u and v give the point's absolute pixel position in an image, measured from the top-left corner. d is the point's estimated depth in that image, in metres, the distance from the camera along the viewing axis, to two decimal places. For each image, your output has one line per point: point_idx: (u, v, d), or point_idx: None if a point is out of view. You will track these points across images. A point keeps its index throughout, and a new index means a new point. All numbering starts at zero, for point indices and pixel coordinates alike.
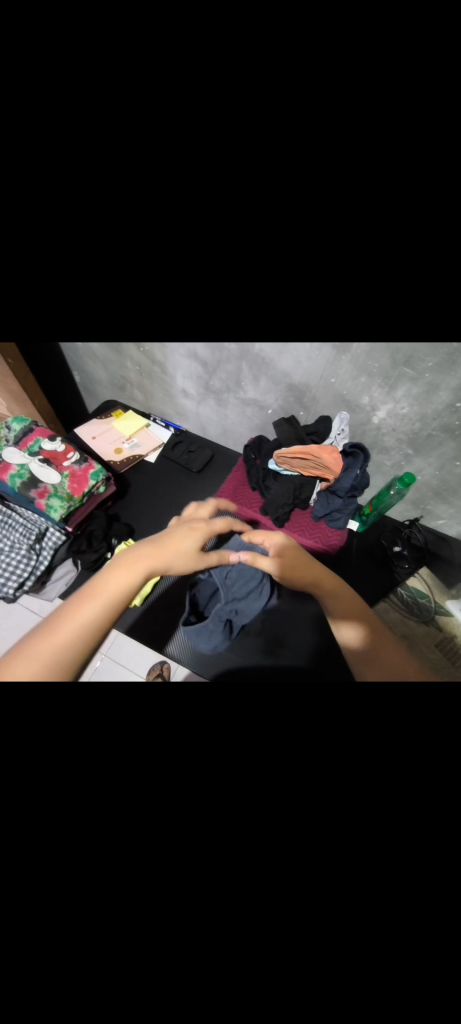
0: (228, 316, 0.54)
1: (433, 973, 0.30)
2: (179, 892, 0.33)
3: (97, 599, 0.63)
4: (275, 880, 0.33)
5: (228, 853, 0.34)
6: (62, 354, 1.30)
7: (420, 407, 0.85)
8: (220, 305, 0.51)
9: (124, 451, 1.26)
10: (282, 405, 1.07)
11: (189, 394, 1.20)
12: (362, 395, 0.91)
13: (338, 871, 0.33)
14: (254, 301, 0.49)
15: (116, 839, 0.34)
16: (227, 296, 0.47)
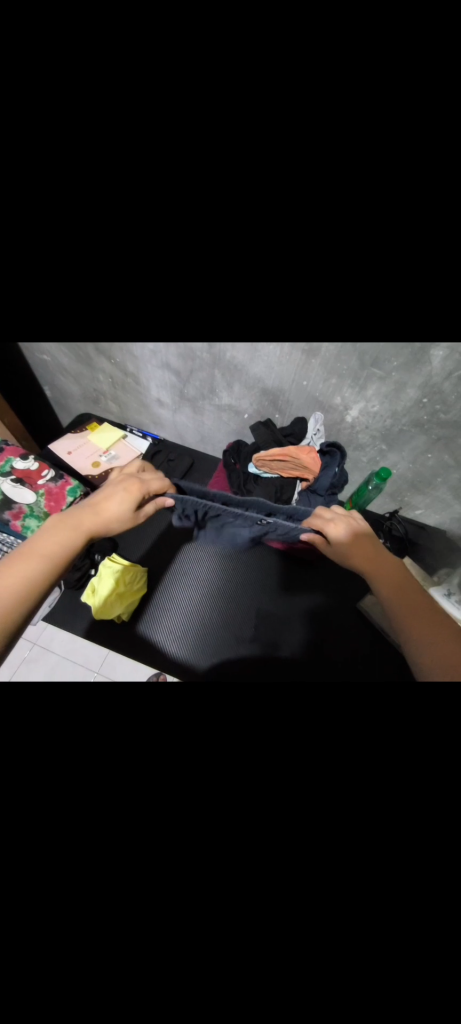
0: (196, 325, 0.54)
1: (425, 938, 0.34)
2: (195, 878, 0.38)
3: (37, 561, 0.65)
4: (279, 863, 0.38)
5: (235, 843, 0.39)
6: (30, 370, 1.27)
7: (390, 405, 0.88)
8: (187, 315, 0.51)
9: (102, 465, 1.24)
10: (257, 409, 1.08)
11: (164, 403, 1.19)
12: (334, 396, 0.93)
13: (330, 843, 0.37)
14: (221, 311, 0.49)
15: (129, 842, 0.39)
16: (193, 305, 0.47)
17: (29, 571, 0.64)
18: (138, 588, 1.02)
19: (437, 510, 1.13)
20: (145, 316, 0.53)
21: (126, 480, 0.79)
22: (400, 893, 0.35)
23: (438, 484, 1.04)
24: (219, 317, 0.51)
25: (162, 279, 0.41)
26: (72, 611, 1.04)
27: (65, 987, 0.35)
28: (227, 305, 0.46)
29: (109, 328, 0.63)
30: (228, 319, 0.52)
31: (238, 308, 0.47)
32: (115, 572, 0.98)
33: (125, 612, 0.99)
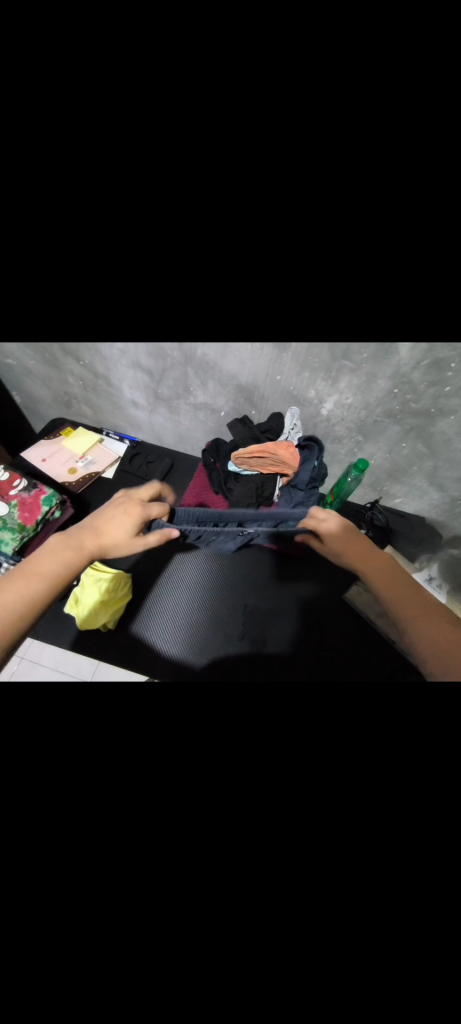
0: (159, 322, 0.53)
1: (410, 914, 0.37)
2: (187, 883, 0.39)
3: (31, 585, 0.66)
4: (269, 865, 0.39)
5: (227, 847, 0.40)
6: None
7: (363, 396, 0.89)
8: (149, 311, 0.50)
9: (79, 470, 1.21)
10: (233, 406, 1.07)
11: (139, 404, 1.17)
12: (308, 390, 0.93)
13: (315, 838, 0.40)
14: (182, 306, 0.48)
15: (121, 847, 0.40)
16: (154, 301, 0.46)
17: (29, 590, 0.66)
18: (122, 594, 1.00)
19: (415, 498, 1.15)
20: (105, 313, 0.51)
21: (132, 503, 0.77)
22: (371, 850, 0.39)
23: (414, 472, 1.06)
24: (181, 313, 0.50)
25: (117, 270, 0.41)
26: (56, 622, 1.02)
27: (69, 977, 0.37)
28: (187, 300, 0.46)
29: (72, 329, 0.61)
30: (191, 315, 0.51)
31: (200, 303, 0.46)
32: (98, 578, 0.97)
33: (111, 619, 0.98)
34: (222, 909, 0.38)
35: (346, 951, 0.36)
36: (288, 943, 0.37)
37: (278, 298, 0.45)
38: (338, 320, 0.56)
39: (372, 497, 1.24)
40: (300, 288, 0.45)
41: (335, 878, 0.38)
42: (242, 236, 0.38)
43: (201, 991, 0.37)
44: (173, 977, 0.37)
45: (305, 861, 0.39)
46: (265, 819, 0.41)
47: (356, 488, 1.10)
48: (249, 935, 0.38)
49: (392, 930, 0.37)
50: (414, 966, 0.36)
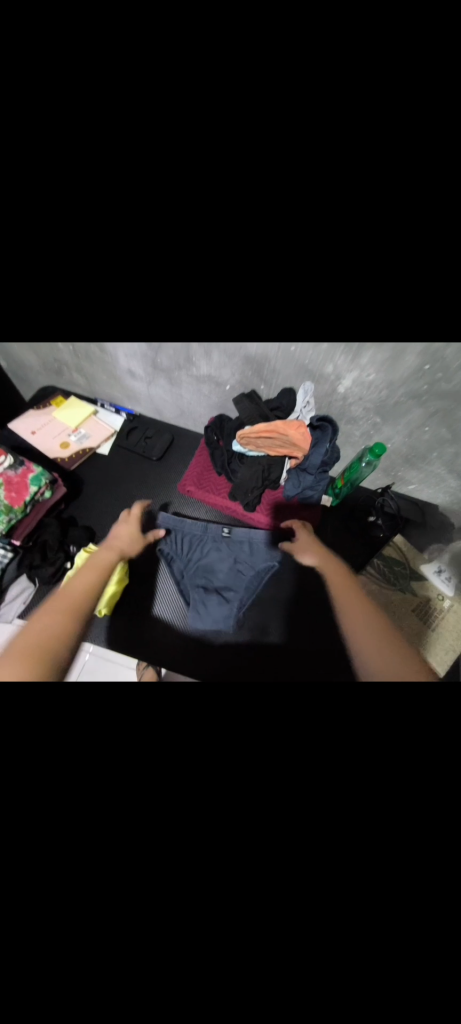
0: (157, 274, 0.43)
1: (421, 962, 0.34)
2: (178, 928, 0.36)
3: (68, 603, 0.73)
4: (268, 910, 0.36)
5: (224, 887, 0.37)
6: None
7: (386, 374, 0.79)
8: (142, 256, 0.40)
9: (71, 445, 1.12)
10: (240, 379, 0.97)
11: (136, 374, 1.06)
12: (325, 365, 0.83)
13: (318, 877, 0.37)
14: (186, 262, 0.39)
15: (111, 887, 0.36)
16: (149, 243, 0.36)
17: (61, 620, 0.70)
18: (118, 580, 0.95)
19: (431, 485, 1.08)
20: (88, 258, 0.41)
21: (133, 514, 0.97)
22: (376, 890, 0.36)
23: (433, 459, 0.98)
24: (184, 264, 0.41)
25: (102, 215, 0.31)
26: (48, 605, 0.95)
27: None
28: (192, 242, 0.36)
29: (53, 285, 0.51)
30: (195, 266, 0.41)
31: (207, 247, 0.37)
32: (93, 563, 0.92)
33: (106, 605, 0.93)
34: (220, 931, 0.36)
35: (347, 976, 0.34)
36: (288, 979, 0.35)
37: (307, 244, 0.35)
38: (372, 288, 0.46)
39: (383, 482, 1.17)
40: (336, 246, 0.35)
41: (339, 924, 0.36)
42: None
43: (194, 999, 0.35)
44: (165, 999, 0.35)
45: (307, 906, 0.36)
46: (264, 853, 0.38)
47: (369, 475, 1.02)
48: (248, 953, 0.37)
49: (399, 967, 0.35)
50: (415, 994, 0.34)
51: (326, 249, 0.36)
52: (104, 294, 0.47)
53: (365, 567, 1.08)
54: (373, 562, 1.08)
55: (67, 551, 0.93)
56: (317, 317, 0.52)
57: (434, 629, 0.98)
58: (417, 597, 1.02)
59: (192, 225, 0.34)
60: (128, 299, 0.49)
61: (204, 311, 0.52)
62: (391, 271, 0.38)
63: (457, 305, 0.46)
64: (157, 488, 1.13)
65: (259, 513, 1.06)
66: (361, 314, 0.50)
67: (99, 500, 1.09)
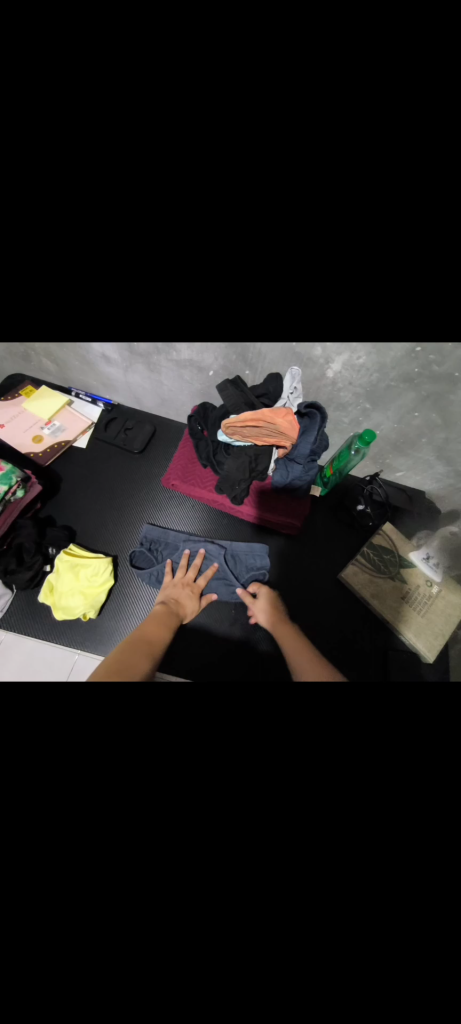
0: None
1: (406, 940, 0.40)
2: (195, 883, 0.47)
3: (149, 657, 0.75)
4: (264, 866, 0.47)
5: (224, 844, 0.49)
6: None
7: (378, 357, 0.76)
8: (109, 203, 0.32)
9: (45, 439, 1.05)
10: (223, 364, 0.91)
11: (112, 359, 0.99)
12: (314, 349, 0.79)
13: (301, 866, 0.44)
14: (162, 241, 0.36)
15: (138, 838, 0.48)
16: (114, 181, 0.30)
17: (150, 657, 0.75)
18: (103, 580, 0.88)
19: (418, 471, 1.07)
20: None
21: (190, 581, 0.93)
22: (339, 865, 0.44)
23: (422, 445, 0.97)
24: (150, 180, 0.30)
25: None
26: (28, 612, 0.87)
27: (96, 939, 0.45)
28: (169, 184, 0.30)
29: None
30: None
31: (179, 194, 0.31)
32: (75, 564, 0.88)
33: (92, 610, 0.86)
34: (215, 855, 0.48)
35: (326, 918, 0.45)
36: (290, 924, 0.45)
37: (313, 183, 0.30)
38: (357, 298, 0.47)
39: (372, 469, 1.15)
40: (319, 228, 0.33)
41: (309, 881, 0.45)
42: (229, 210, 0.32)
43: (198, 939, 0.46)
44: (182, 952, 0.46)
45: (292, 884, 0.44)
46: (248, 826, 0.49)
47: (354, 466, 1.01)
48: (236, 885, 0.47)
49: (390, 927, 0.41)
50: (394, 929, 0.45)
51: (325, 216, 0.32)
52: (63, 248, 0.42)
53: (356, 556, 1.06)
54: (366, 551, 1.05)
55: (46, 555, 0.88)
56: (306, 303, 0.48)
57: (423, 613, 0.98)
58: (407, 583, 1.01)
59: (168, 168, 0.29)
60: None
61: (182, 304, 0.48)
62: (391, 266, 0.35)
63: (431, 317, 0.47)
64: (139, 481, 1.08)
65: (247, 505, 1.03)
66: (350, 302, 0.47)
67: (79, 498, 1.03)
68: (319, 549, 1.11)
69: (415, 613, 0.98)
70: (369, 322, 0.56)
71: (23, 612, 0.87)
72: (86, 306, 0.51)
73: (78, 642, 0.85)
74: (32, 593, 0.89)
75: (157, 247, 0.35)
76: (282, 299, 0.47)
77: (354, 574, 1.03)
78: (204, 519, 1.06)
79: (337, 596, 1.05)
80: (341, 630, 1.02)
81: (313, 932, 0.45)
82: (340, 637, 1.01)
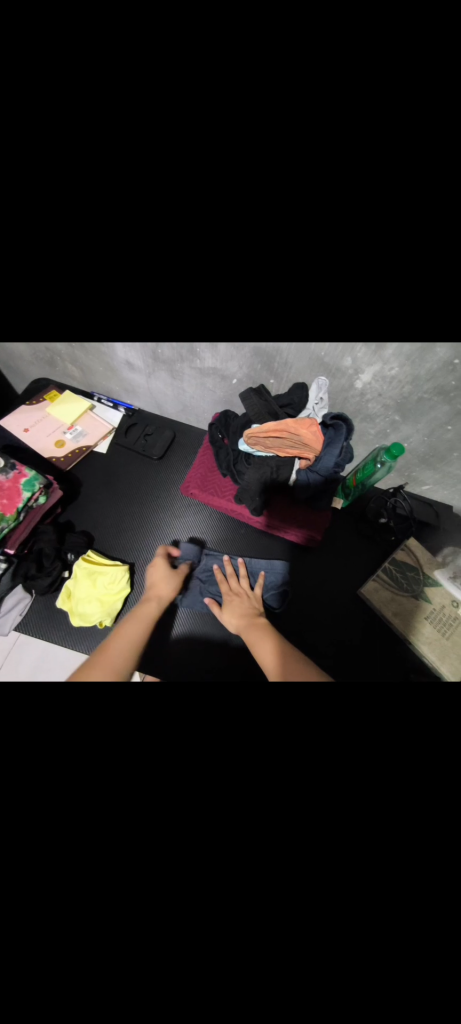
0: (160, 252, 0.34)
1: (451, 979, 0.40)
2: (208, 919, 0.45)
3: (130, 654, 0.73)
4: (284, 904, 0.45)
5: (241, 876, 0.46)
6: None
7: (411, 368, 0.72)
8: (142, 211, 0.30)
9: (67, 444, 1.06)
10: (247, 373, 0.89)
11: (135, 365, 0.98)
12: (343, 358, 0.76)
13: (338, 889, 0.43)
14: (201, 258, 0.35)
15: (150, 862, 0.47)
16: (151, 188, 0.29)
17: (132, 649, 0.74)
18: (120, 588, 0.88)
19: (447, 486, 1.02)
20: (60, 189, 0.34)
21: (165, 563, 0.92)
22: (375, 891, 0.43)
23: (453, 459, 0.92)
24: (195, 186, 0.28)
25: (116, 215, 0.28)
26: (46, 617, 0.88)
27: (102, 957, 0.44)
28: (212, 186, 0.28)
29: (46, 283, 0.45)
30: None
31: (222, 198, 0.29)
32: (92, 571, 0.88)
33: (108, 619, 0.86)
34: (228, 879, 0.45)
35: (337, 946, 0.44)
36: (312, 963, 0.44)
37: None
38: (399, 314, 0.44)
39: (397, 482, 1.11)
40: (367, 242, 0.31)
41: (345, 907, 0.44)
42: (269, 222, 0.31)
43: (208, 977, 0.45)
44: (194, 996, 0.44)
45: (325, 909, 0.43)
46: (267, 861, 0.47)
47: (368, 481, 0.98)
48: (247, 918, 0.45)
49: None
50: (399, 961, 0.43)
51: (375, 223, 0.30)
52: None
53: (377, 572, 1.02)
54: (388, 567, 1.01)
55: (65, 560, 0.89)
56: (347, 316, 0.45)
57: (448, 635, 0.93)
58: (431, 604, 0.96)
59: (206, 181, 0.28)
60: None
61: (211, 317, 0.48)
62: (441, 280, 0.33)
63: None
64: (157, 487, 1.08)
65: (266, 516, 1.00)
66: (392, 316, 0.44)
67: (98, 503, 1.04)
68: (339, 563, 1.07)
69: (439, 635, 0.93)
70: (408, 332, 0.53)
71: (41, 616, 0.88)
72: (112, 316, 0.51)
73: (93, 650, 0.85)
74: (49, 598, 0.89)
75: (195, 253, 0.34)
76: (316, 312, 0.46)
77: (375, 591, 0.99)
78: (222, 527, 1.05)
79: (356, 613, 1.02)
80: (357, 644, 0.99)
81: (335, 964, 0.44)
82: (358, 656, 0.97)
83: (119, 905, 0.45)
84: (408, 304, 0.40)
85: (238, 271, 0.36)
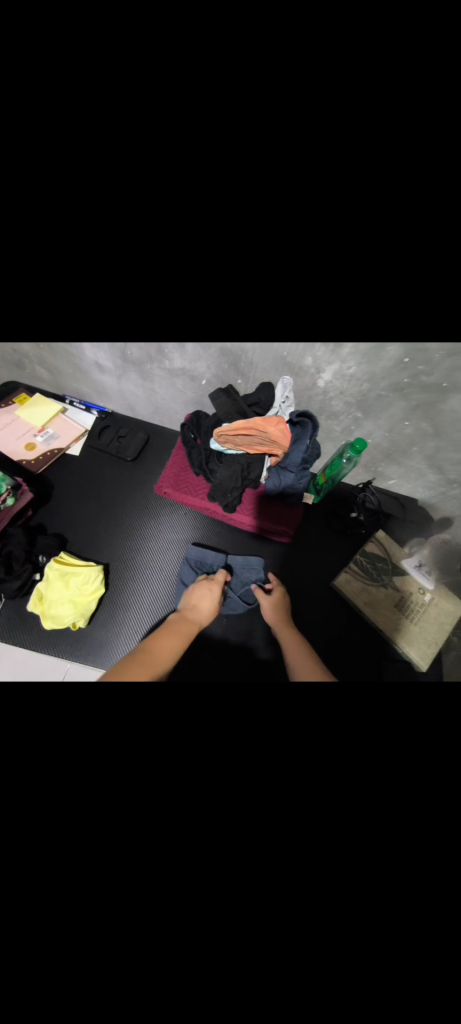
0: (109, 251, 0.36)
1: (431, 947, 0.41)
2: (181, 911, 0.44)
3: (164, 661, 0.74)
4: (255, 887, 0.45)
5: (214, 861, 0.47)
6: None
7: (367, 366, 0.77)
8: (87, 211, 0.32)
9: (38, 446, 1.05)
10: (216, 374, 0.92)
11: (106, 368, 1.00)
12: (304, 358, 0.80)
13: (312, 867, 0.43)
14: None
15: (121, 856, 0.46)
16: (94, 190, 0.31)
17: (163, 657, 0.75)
18: (93, 589, 0.87)
19: (410, 479, 1.08)
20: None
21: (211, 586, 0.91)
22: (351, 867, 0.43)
23: (413, 453, 0.97)
24: None
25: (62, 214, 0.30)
26: (17, 622, 0.86)
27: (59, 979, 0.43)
28: None
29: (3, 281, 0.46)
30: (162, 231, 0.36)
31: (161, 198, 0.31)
32: (65, 572, 0.87)
33: (82, 619, 0.85)
34: (199, 868, 0.45)
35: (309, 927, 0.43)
36: (289, 958, 0.42)
37: None
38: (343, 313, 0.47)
39: (365, 478, 1.16)
40: None
41: (321, 889, 0.44)
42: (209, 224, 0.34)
43: (184, 976, 0.44)
44: (169, 994, 0.43)
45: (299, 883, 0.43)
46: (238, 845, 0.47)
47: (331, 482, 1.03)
48: (220, 908, 0.44)
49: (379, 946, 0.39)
50: (408, 965, 0.41)
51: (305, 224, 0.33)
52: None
53: (349, 564, 1.05)
54: (359, 559, 1.04)
55: (36, 563, 0.87)
56: (296, 314, 0.48)
57: (416, 621, 0.97)
58: (400, 592, 1.00)
59: None
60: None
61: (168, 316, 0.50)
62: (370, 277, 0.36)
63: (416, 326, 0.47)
64: (131, 487, 1.08)
65: (241, 513, 1.02)
66: (334, 312, 0.48)
67: (71, 505, 1.03)
68: (313, 558, 1.10)
69: (408, 621, 0.97)
70: (357, 329, 0.56)
71: (13, 621, 0.86)
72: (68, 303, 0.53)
73: (67, 653, 0.84)
74: (21, 603, 0.88)
75: None
76: (267, 310, 0.48)
77: (347, 582, 1.02)
78: (197, 526, 1.06)
79: (331, 605, 1.05)
80: (333, 634, 1.02)
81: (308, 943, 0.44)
82: (333, 647, 1.00)
83: (89, 903, 0.44)
84: (346, 301, 0.45)
85: (186, 270, 0.39)
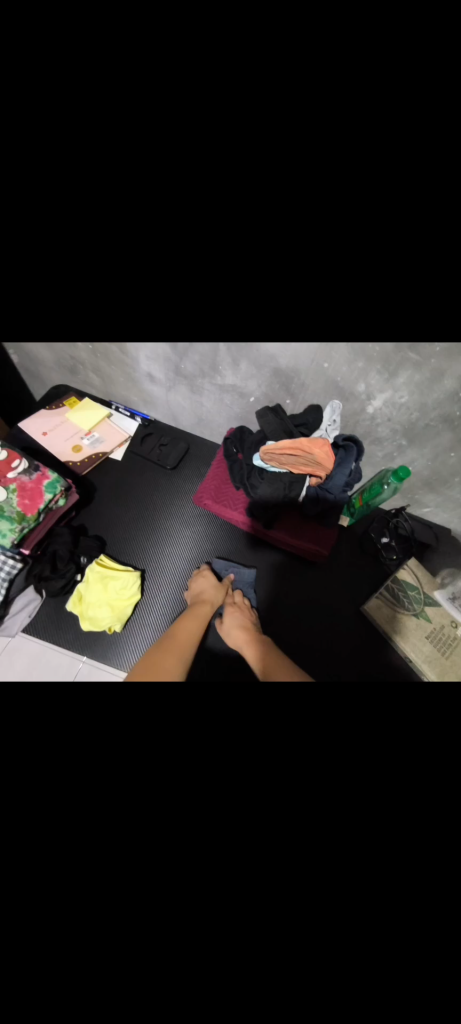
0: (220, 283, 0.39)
1: None
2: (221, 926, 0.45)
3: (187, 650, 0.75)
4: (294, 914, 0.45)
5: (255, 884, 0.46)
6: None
7: (420, 397, 0.78)
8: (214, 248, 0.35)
9: (84, 449, 1.08)
10: (265, 393, 0.94)
11: (156, 378, 1.03)
12: (357, 385, 0.81)
13: None
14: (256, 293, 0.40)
15: None
16: None
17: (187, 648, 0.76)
18: (131, 594, 0.89)
19: (447, 509, 1.07)
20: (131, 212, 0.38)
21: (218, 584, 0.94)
22: None
23: (454, 484, 0.97)
24: None
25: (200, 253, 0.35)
26: (55, 621, 0.88)
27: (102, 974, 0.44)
28: None
29: None
30: None
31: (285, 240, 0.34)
32: (105, 573, 0.89)
33: (118, 622, 0.87)
34: (231, 882, 0.46)
35: None
36: None
37: None
38: None
39: (399, 504, 1.16)
40: None
41: None
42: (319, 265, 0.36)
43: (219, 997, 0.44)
44: None
45: None
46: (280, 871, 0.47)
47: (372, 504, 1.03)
48: (244, 922, 0.45)
49: None
50: None
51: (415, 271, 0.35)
52: (152, 266, 0.46)
53: (380, 589, 1.05)
54: (389, 585, 1.03)
55: (78, 564, 0.89)
56: None
57: (449, 654, 0.94)
58: (431, 622, 0.99)
59: None
60: (167, 273, 0.46)
61: None
62: None
63: None
64: (168, 495, 1.10)
65: (278, 532, 1.03)
66: None
67: (111, 509, 1.05)
68: (345, 581, 1.10)
69: (440, 653, 0.95)
70: None
71: (51, 619, 0.88)
72: None
73: (101, 656, 0.85)
74: (60, 602, 0.90)
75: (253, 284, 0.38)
76: None
77: (377, 607, 1.02)
78: (233, 540, 1.08)
79: (358, 629, 1.05)
80: (359, 654, 1.01)
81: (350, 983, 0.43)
82: (362, 667, 1.00)
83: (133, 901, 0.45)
84: None
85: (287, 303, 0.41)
